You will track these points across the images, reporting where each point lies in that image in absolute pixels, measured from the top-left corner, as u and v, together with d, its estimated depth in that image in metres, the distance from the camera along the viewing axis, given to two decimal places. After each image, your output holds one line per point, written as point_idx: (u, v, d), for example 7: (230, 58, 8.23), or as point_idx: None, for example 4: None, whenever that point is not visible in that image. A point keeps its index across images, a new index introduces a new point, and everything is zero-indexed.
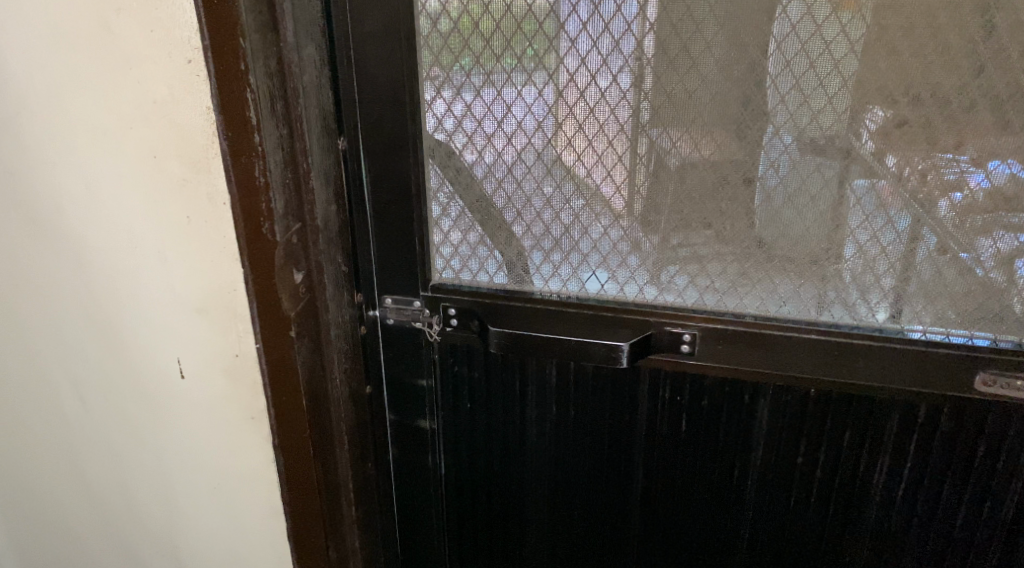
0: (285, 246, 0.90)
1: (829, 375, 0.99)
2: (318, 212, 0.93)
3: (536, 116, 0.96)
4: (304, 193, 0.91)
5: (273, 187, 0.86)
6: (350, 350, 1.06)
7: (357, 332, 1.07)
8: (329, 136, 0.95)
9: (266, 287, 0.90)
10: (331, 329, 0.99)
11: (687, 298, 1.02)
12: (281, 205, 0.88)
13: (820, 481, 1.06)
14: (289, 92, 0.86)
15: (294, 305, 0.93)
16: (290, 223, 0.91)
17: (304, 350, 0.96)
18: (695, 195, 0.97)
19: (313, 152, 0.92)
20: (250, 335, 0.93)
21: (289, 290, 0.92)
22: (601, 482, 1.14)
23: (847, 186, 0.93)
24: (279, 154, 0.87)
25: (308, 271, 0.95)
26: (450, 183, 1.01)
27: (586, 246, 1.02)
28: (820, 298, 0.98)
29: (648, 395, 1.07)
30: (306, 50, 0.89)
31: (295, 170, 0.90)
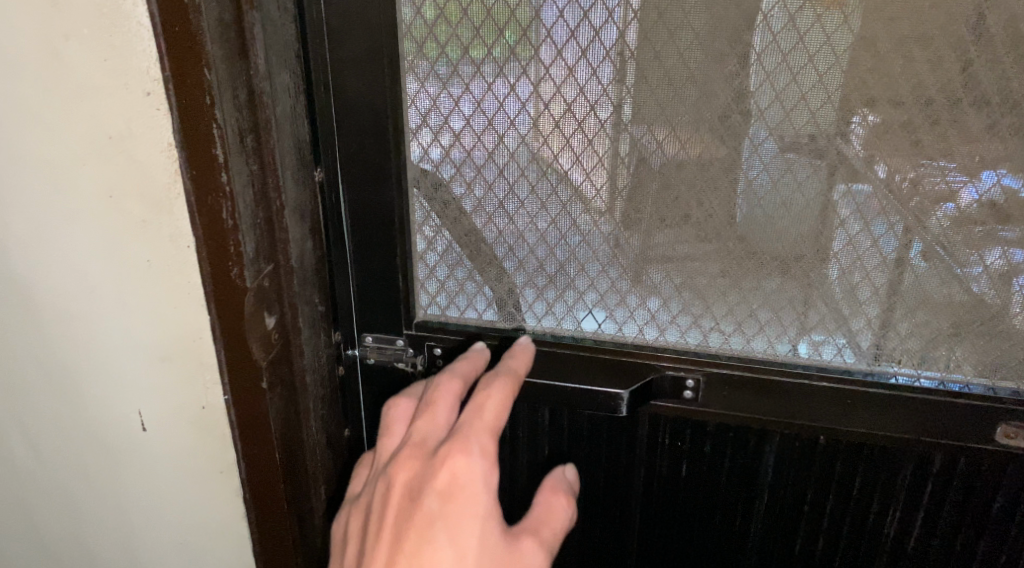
0: (256, 292, 0.82)
1: (839, 423, 0.94)
2: (293, 253, 0.85)
3: (529, 147, 0.89)
4: (278, 234, 0.83)
5: (242, 229, 0.78)
6: (329, 394, 0.98)
7: (335, 374, 0.99)
8: (308, 168, 0.88)
9: (236, 335, 0.82)
10: (307, 374, 0.92)
11: (689, 339, 0.95)
12: (252, 246, 0.80)
13: (827, 528, 1.01)
14: (261, 124, 0.78)
15: (267, 356, 0.84)
16: (262, 264, 0.83)
17: (276, 401, 0.87)
18: (701, 232, 0.90)
19: (288, 188, 0.83)
20: (217, 385, 0.86)
21: (261, 339, 0.84)
22: (595, 528, 1.08)
23: (857, 195, 0.85)
24: (249, 193, 0.79)
25: (282, 314, 0.87)
26: (436, 216, 0.94)
27: (583, 284, 0.95)
28: (831, 342, 0.92)
29: (647, 441, 1.01)
30: (280, 78, 0.80)
31: (267, 208, 0.81)
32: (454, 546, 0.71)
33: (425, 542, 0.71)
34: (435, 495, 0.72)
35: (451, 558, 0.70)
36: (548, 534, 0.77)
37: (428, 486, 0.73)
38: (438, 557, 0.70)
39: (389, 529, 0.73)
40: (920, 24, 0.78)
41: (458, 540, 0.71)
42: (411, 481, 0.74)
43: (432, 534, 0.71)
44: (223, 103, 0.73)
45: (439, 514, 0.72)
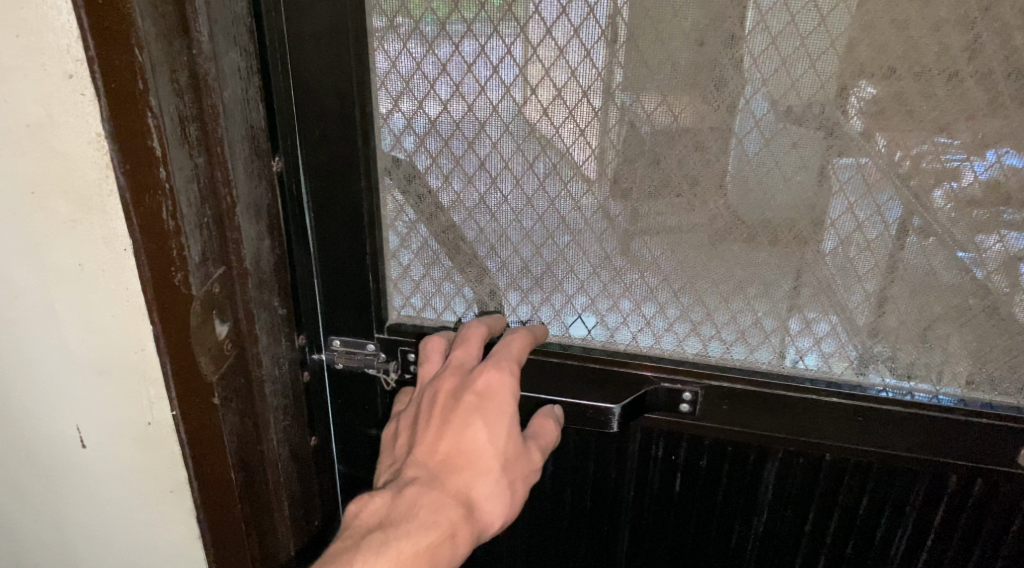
0: (205, 298, 0.72)
1: (847, 440, 0.87)
2: (247, 254, 0.75)
3: (514, 137, 0.80)
4: (228, 233, 0.74)
5: (185, 230, 0.69)
6: (292, 404, 0.88)
7: (300, 382, 0.89)
8: (265, 157, 0.78)
9: (182, 346, 0.73)
10: (267, 386, 0.82)
11: (687, 348, 0.87)
12: (198, 249, 0.71)
13: (829, 548, 0.94)
14: (207, 111, 0.68)
15: (218, 369, 0.75)
16: (210, 267, 0.73)
17: (230, 416, 0.78)
18: (703, 234, 0.81)
19: (240, 183, 0.73)
20: (164, 400, 0.77)
21: (210, 351, 0.74)
22: (580, 541, 1.01)
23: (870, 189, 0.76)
24: (194, 189, 0.69)
25: (236, 321, 0.77)
26: (411, 210, 0.85)
27: (571, 287, 0.86)
28: (842, 355, 0.84)
29: (639, 452, 0.94)
30: (227, 53, 0.69)
31: (216, 203, 0.72)
32: (490, 427, 0.78)
33: (466, 424, 0.78)
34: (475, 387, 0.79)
35: (487, 441, 0.78)
36: (547, 438, 0.84)
37: (469, 383, 0.80)
38: (477, 436, 0.78)
39: (433, 415, 0.80)
40: (960, 6, 0.69)
41: (494, 434, 0.79)
42: (454, 380, 0.80)
43: (471, 420, 0.79)
44: (163, 87, 0.64)
45: (479, 402, 0.79)
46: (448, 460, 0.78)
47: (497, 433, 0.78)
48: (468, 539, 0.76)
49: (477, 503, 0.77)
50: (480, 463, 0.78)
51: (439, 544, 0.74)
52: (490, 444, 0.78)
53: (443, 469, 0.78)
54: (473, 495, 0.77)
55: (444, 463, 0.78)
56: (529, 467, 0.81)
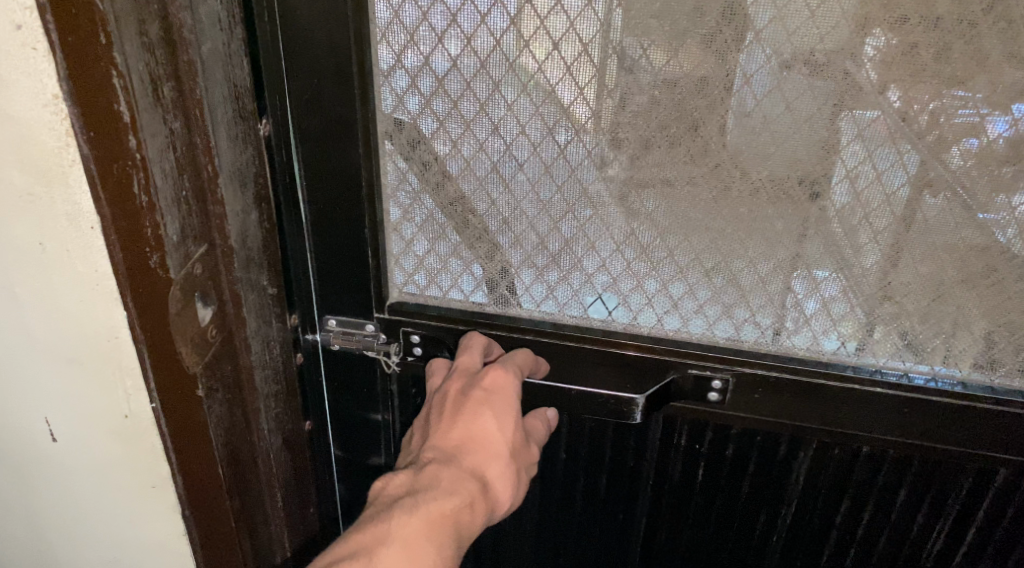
0: (184, 282, 0.65)
1: (889, 433, 0.80)
2: (232, 231, 0.69)
3: (531, 99, 0.71)
4: (211, 207, 0.67)
5: (159, 205, 0.61)
6: (286, 390, 0.81)
7: (294, 364, 0.82)
8: (250, 120, 0.70)
9: (159, 333, 0.65)
10: (256, 373, 0.75)
11: (717, 332, 0.79)
12: (176, 226, 0.63)
13: (859, 543, 0.88)
14: (183, 69, 0.62)
15: (201, 358, 0.68)
16: (191, 247, 0.66)
17: (216, 407, 0.72)
18: (743, 208, 0.73)
19: (222, 150, 0.66)
20: (141, 392, 0.68)
21: (192, 339, 0.67)
22: (593, 530, 0.95)
23: (936, 161, 0.67)
24: (169, 159, 0.62)
25: (221, 304, 0.70)
26: (415, 177, 0.76)
27: (592, 265, 0.78)
28: (889, 342, 0.76)
29: (660, 441, 0.87)
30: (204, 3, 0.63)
31: (196, 174, 0.65)
32: (498, 418, 0.74)
33: (475, 414, 0.74)
34: (482, 381, 0.75)
35: (495, 431, 0.74)
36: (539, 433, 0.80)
37: (477, 379, 0.76)
38: (485, 428, 0.74)
39: (441, 408, 0.76)
40: None
41: (502, 424, 0.74)
42: (461, 380, 0.77)
43: (479, 412, 0.74)
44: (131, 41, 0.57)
45: (488, 393, 0.75)
46: (460, 444, 0.74)
47: (508, 420, 0.74)
48: (482, 517, 0.72)
49: (490, 484, 0.73)
50: (492, 447, 0.74)
51: (458, 514, 0.70)
52: (500, 432, 0.74)
53: (456, 452, 0.74)
54: (486, 475, 0.73)
55: (457, 447, 0.74)
56: (530, 459, 0.77)
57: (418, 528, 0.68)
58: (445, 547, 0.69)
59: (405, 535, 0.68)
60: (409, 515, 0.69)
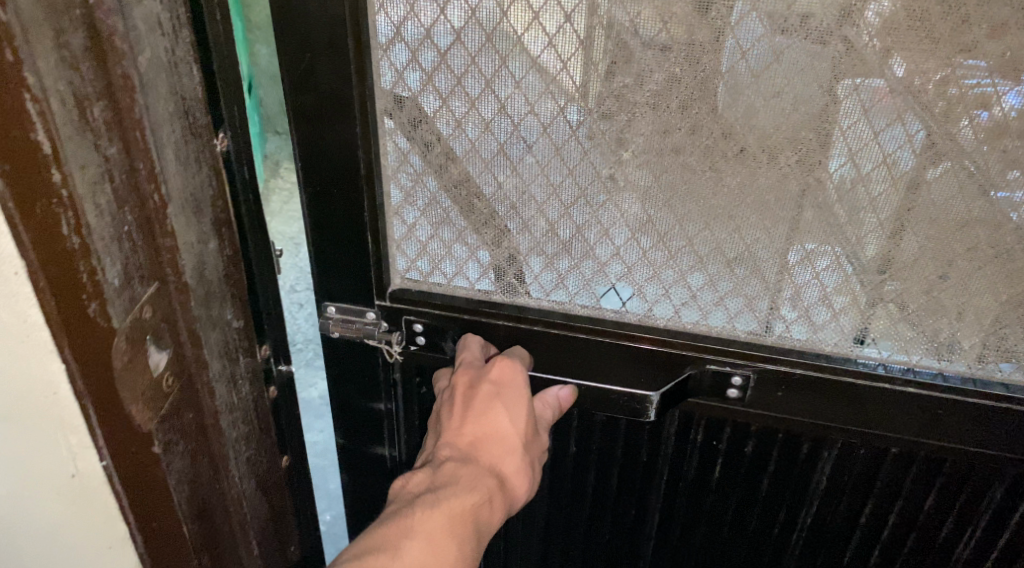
0: (131, 330, 0.58)
1: (921, 435, 0.75)
2: (185, 264, 0.62)
3: (542, 75, 0.65)
4: (161, 240, 0.60)
5: (94, 248, 0.55)
6: (258, 431, 0.76)
7: (265, 399, 0.77)
8: (204, 136, 0.64)
9: (104, 389, 0.58)
10: (221, 417, 0.70)
11: (739, 326, 0.74)
12: (118, 269, 0.57)
13: (884, 545, 0.84)
14: (117, 84, 0.55)
15: (154, 414, 0.61)
16: (138, 288, 0.59)
17: (177, 459, 0.65)
18: (769, 197, 0.67)
19: (170, 175, 0.60)
20: (88, 450, 0.60)
21: (144, 392, 0.60)
22: (604, 523, 0.92)
23: (984, 145, 0.61)
24: (106, 192, 0.55)
25: (175, 346, 0.63)
26: (417, 157, 0.71)
27: (604, 253, 0.73)
28: (925, 340, 0.71)
29: (675, 437, 0.82)
30: (139, 4, 0.56)
31: (141, 205, 0.58)
32: (510, 410, 0.71)
33: (487, 408, 0.71)
34: (491, 373, 0.72)
35: (508, 423, 0.71)
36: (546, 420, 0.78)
37: (483, 371, 0.72)
38: (499, 421, 0.71)
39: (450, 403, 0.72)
40: None
41: (515, 416, 0.71)
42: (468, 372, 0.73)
43: (490, 405, 0.71)
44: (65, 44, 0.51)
45: (497, 385, 0.72)
46: (475, 438, 0.71)
47: (521, 415, 0.72)
48: (501, 512, 0.69)
49: (507, 479, 0.71)
50: (507, 441, 0.71)
51: (480, 510, 0.67)
52: (513, 425, 0.71)
53: (471, 449, 0.71)
54: (502, 469, 0.70)
55: (471, 443, 0.71)
56: (540, 452, 0.75)
57: (441, 523, 0.65)
58: (468, 544, 0.66)
59: (428, 530, 0.65)
60: (431, 510, 0.65)
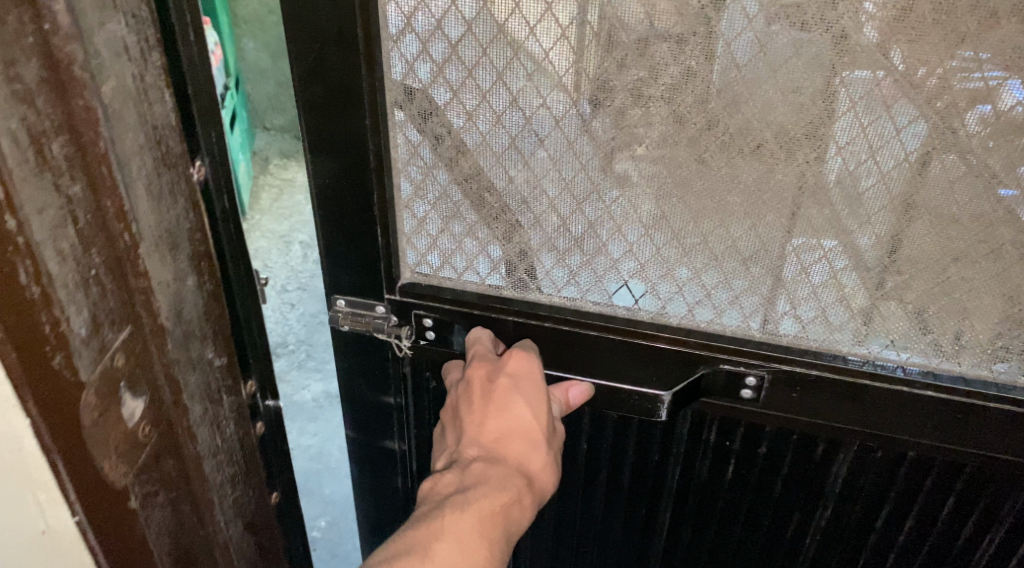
0: (102, 383, 0.49)
1: (940, 439, 0.73)
2: (158, 300, 0.54)
3: (555, 68, 0.64)
4: (132, 281, 0.51)
5: (58, 296, 0.46)
6: (241, 471, 0.67)
7: (250, 436, 0.69)
8: (177, 164, 0.57)
9: (76, 454, 0.49)
10: (204, 462, 0.61)
11: (753, 326, 0.72)
12: (85, 316, 0.48)
13: (900, 549, 0.82)
14: (80, 115, 0.46)
15: (129, 468, 0.53)
16: (106, 334, 0.49)
17: (156, 511, 0.56)
18: (786, 195, 0.65)
19: (139, 212, 0.52)
20: (56, 507, 0.50)
21: (120, 447, 0.51)
22: (615, 521, 0.91)
23: (1010, 143, 0.59)
24: (70, 233, 0.46)
25: (150, 387, 0.54)
26: (427, 150, 0.70)
27: (617, 250, 0.71)
28: (946, 343, 0.69)
29: (687, 437, 0.81)
30: (101, 27, 0.48)
31: (107, 236, 0.49)
32: (530, 403, 0.69)
33: (506, 402, 0.69)
34: (507, 366, 0.70)
35: (529, 416, 0.69)
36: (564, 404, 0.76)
37: (500, 365, 0.71)
38: (519, 414, 0.69)
39: (468, 398, 0.71)
40: None
41: (535, 409, 0.69)
42: (484, 365, 0.72)
43: (510, 399, 0.69)
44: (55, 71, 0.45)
45: (515, 378, 0.70)
46: (498, 435, 0.69)
47: (542, 410, 0.70)
48: (531, 509, 0.68)
49: (534, 476, 0.69)
50: (530, 436, 0.69)
51: (510, 509, 0.65)
52: (534, 418, 0.69)
53: (496, 447, 0.69)
54: (529, 466, 0.69)
55: (496, 440, 0.69)
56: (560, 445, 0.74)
57: (472, 522, 0.63)
58: (499, 543, 0.64)
59: (459, 529, 0.63)
60: (461, 510, 0.64)
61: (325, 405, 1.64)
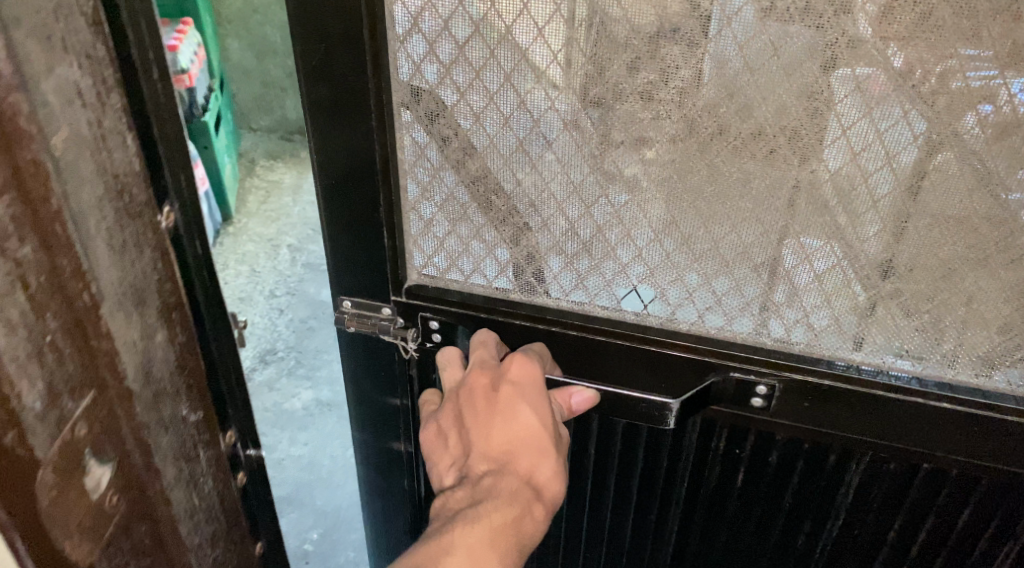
0: (60, 458, 0.47)
1: (956, 451, 0.71)
2: (124, 364, 0.52)
3: (563, 70, 0.63)
4: (94, 343, 0.50)
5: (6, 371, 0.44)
6: (223, 526, 0.67)
7: (233, 490, 0.68)
8: (142, 215, 0.55)
9: (34, 531, 0.46)
10: (179, 525, 0.60)
11: (764, 334, 0.71)
12: (39, 390, 0.46)
13: (914, 561, 0.81)
14: (27, 169, 0.44)
15: (95, 543, 0.51)
16: (67, 404, 0.48)
17: None
18: (799, 201, 0.64)
19: (101, 269, 0.50)
20: None
21: (84, 523, 0.50)
22: (623, 527, 0.90)
23: None
24: (18, 302, 0.44)
25: (119, 456, 0.52)
26: (434, 151, 0.69)
27: (626, 255, 0.70)
28: (963, 354, 0.67)
29: (696, 444, 0.80)
30: (49, 75, 0.46)
31: (66, 306, 0.47)
32: (534, 407, 0.68)
33: (510, 410, 0.68)
34: (508, 372, 0.69)
35: (533, 422, 0.68)
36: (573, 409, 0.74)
37: (501, 372, 0.69)
38: (524, 421, 0.68)
39: (472, 407, 0.70)
40: None
41: (540, 414, 0.68)
42: (486, 371, 0.70)
43: (514, 406, 0.68)
44: (1, 125, 0.43)
45: (516, 384, 0.69)
46: (506, 443, 0.68)
47: (547, 416, 0.68)
48: (545, 517, 0.67)
49: (545, 482, 0.68)
50: (537, 442, 0.68)
51: (521, 519, 0.65)
52: (540, 423, 0.68)
53: (504, 458, 0.68)
54: (539, 472, 0.68)
55: (505, 449, 0.68)
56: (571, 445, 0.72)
57: (483, 536, 0.63)
58: (513, 554, 0.64)
59: (470, 542, 0.62)
60: (471, 525, 0.63)
61: (316, 413, 1.82)
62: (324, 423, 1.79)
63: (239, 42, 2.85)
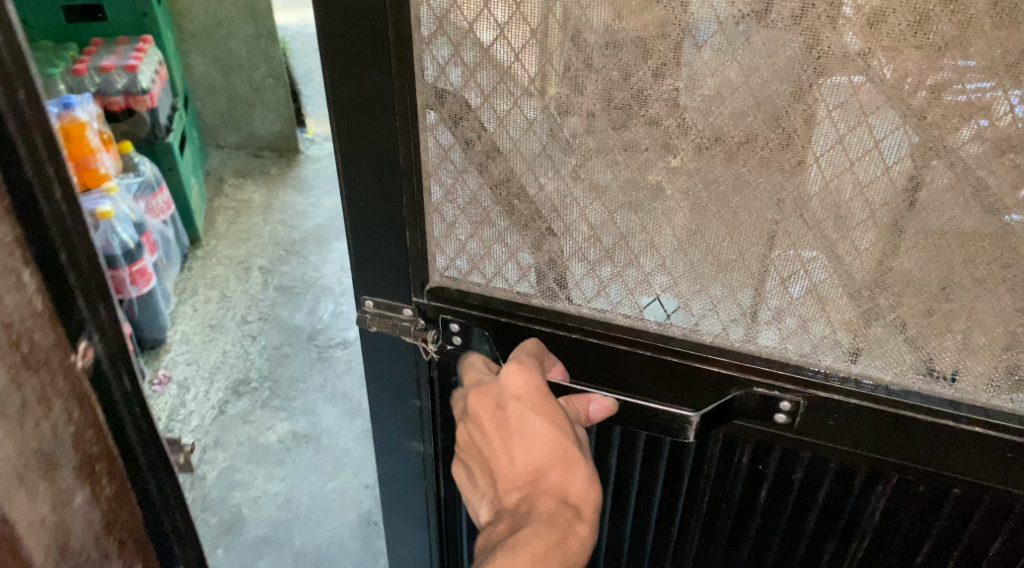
0: None
1: (989, 476, 0.69)
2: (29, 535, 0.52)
3: (586, 77, 0.62)
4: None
5: None
6: None
7: None
8: (48, 358, 0.54)
9: None
10: None
11: (790, 348, 0.69)
12: None
13: None
14: None
15: None
16: None
17: None
18: (829, 215, 0.62)
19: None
20: None
21: None
22: (641, 537, 0.89)
23: None
24: None
25: None
26: (458, 152, 0.68)
27: (649, 264, 0.69)
28: (1000, 376, 0.64)
29: (718, 457, 0.78)
30: None
31: None
32: (547, 422, 0.66)
33: (523, 430, 0.66)
34: (511, 390, 0.67)
35: (549, 436, 0.66)
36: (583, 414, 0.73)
37: (503, 391, 0.68)
38: (540, 437, 0.66)
39: (487, 432, 0.68)
40: None
41: (553, 427, 0.66)
42: (491, 393, 0.69)
43: (526, 426, 0.66)
44: None
45: (522, 400, 0.67)
46: (529, 463, 0.67)
47: (562, 424, 0.67)
48: (585, 531, 0.66)
49: (576, 495, 0.67)
50: (558, 457, 0.66)
51: (561, 542, 0.64)
52: (556, 436, 0.66)
53: (533, 481, 0.67)
54: (569, 487, 0.66)
55: (530, 471, 0.67)
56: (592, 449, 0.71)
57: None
58: None
59: None
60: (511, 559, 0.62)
61: (291, 447, 1.84)
62: (301, 457, 1.81)
63: (204, 58, 2.77)
